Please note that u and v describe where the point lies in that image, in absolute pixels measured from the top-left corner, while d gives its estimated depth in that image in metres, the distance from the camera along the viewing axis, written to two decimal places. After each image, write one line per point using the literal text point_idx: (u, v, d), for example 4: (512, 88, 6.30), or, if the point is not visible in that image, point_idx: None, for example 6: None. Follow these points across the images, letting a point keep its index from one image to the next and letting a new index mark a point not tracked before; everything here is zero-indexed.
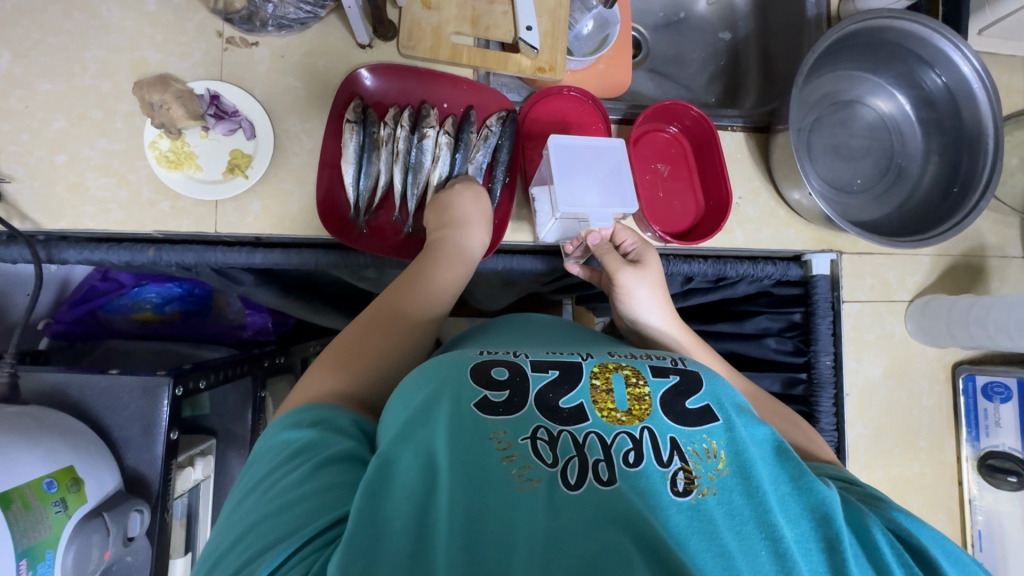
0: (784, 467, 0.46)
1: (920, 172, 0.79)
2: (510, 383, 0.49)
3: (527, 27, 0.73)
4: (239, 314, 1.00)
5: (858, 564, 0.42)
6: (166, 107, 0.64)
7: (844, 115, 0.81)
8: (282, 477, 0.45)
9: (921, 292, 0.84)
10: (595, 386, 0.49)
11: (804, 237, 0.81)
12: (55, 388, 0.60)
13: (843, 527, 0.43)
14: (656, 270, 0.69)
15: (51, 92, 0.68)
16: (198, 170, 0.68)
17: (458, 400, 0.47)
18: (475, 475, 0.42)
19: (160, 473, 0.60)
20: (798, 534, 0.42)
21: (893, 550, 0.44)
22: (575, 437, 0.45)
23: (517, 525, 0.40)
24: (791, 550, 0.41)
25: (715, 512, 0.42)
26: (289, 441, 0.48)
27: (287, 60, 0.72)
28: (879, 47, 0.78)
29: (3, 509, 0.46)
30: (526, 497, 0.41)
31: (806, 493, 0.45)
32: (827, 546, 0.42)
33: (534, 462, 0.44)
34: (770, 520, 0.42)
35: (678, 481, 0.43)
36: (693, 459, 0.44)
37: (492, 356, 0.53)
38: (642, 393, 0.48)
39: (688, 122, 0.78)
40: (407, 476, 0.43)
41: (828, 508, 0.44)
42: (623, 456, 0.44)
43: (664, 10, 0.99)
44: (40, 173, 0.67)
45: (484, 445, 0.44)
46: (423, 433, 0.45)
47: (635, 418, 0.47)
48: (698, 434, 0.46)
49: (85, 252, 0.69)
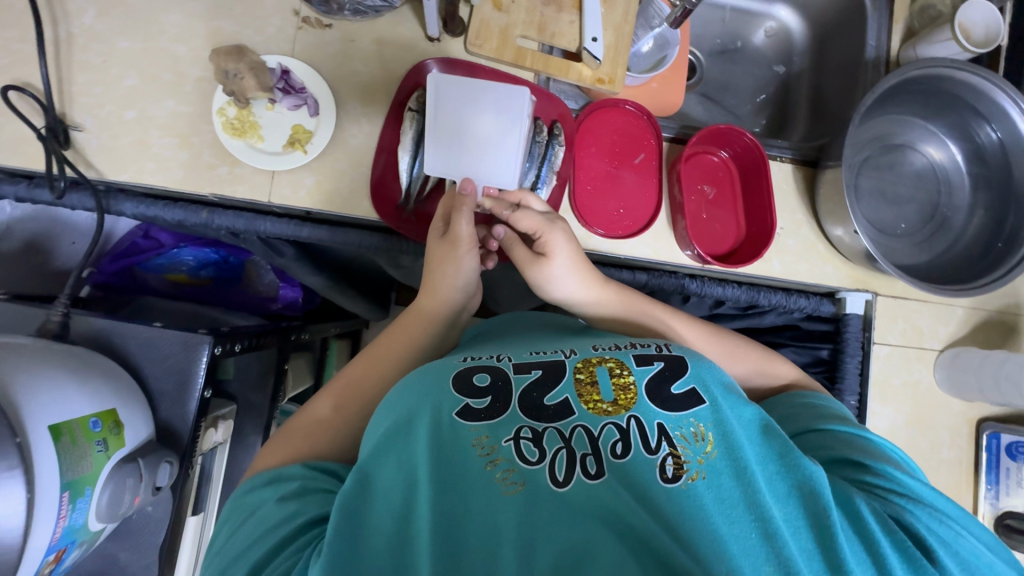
0: (770, 446, 0.50)
1: (965, 224, 0.80)
2: (491, 388, 0.51)
3: (593, 38, 0.75)
4: (269, 286, 1.02)
5: (847, 542, 0.45)
6: (239, 76, 0.66)
7: (893, 158, 0.81)
8: (259, 509, 0.51)
9: (952, 342, 0.84)
10: (580, 380, 0.52)
11: (841, 274, 0.81)
12: (100, 333, 0.61)
13: (830, 501, 0.46)
14: (561, 246, 0.67)
15: (129, 50, 0.70)
16: (260, 140, 0.70)
17: (439, 411, 0.49)
18: (456, 479, 0.46)
19: (190, 429, 0.61)
20: (785, 512, 0.46)
21: (879, 522, 0.47)
22: (561, 431, 0.48)
23: (500, 527, 0.43)
24: (780, 530, 0.44)
25: (705, 496, 0.45)
26: (267, 484, 0.53)
27: (356, 44, 0.74)
28: (933, 95, 0.79)
29: (54, 440, 0.45)
30: (509, 500, 0.44)
31: (792, 470, 0.48)
32: (813, 523, 0.45)
33: (517, 464, 0.46)
34: (758, 500, 0.45)
35: (667, 466, 0.46)
36: (681, 444, 0.47)
37: (475, 360, 0.55)
38: (627, 383, 0.51)
39: (740, 148, 0.79)
40: (392, 487, 0.47)
41: (815, 483, 0.47)
42: (611, 447, 0.47)
43: (721, 37, 1.01)
44: (108, 126, 0.69)
45: (467, 452, 0.47)
46: (402, 446, 0.48)
47: (621, 408, 0.49)
48: (685, 419, 0.49)
49: (142, 206, 0.71)
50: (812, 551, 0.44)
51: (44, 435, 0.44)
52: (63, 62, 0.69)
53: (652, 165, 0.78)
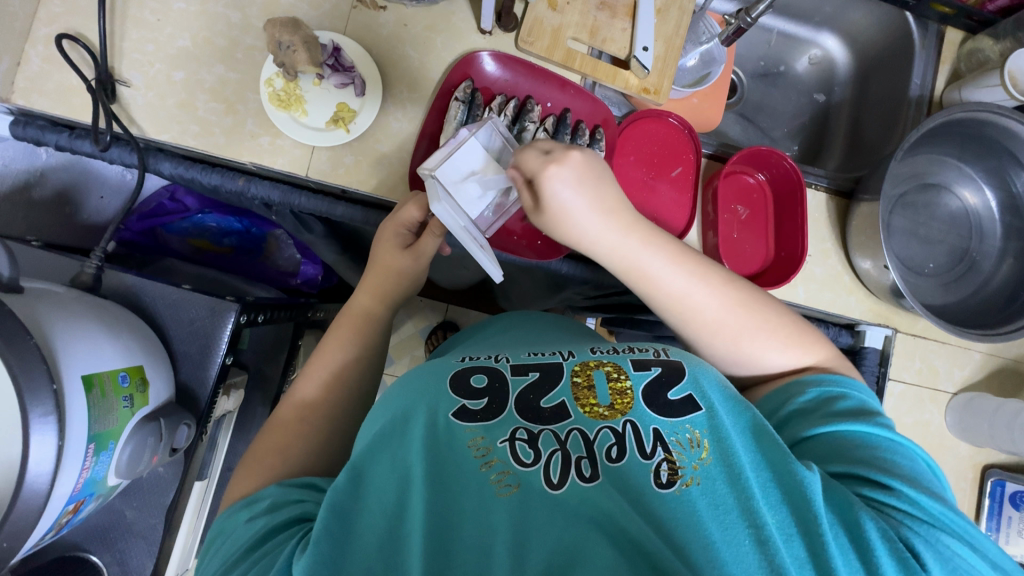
0: (766, 450, 0.47)
1: (993, 270, 0.80)
2: (488, 390, 0.52)
3: (644, 47, 0.74)
4: (289, 261, 1.03)
5: (840, 554, 0.42)
6: (292, 49, 0.66)
7: (927, 197, 0.82)
8: (231, 533, 0.49)
9: (966, 387, 0.84)
10: (578, 384, 0.51)
11: (863, 307, 0.81)
12: (130, 290, 0.61)
13: (821, 508, 0.43)
14: (579, 198, 0.56)
15: (184, 11, 0.70)
16: (304, 115, 0.70)
17: (435, 411, 0.51)
18: (449, 478, 0.47)
19: (209, 393, 0.62)
20: (779, 520, 0.43)
21: (881, 533, 0.42)
22: (557, 434, 0.48)
23: (493, 526, 0.44)
24: (773, 537, 0.42)
25: (699, 502, 0.43)
26: (245, 506, 0.52)
27: (408, 29, 0.74)
28: (974, 139, 0.79)
29: (85, 392, 0.45)
30: (502, 502, 0.45)
31: (786, 476, 0.45)
32: (808, 532, 0.42)
33: (512, 466, 0.47)
34: (753, 508, 0.43)
35: (661, 472, 0.45)
36: (676, 449, 0.46)
37: (474, 362, 0.57)
38: (623, 388, 0.50)
39: (777, 171, 0.80)
40: (385, 484, 0.47)
41: (808, 491, 0.44)
42: (605, 451, 0.47)
43: (765, 59, 1.01)
44: (156, 85, 0.69)
45: (463, 452, 0.48)
46: (398, 445, 0.49)
47: (617, 412, 0.49)
48: (681, 425, 0.48)
49: (180, 167, 0.71)
50: (804, 560, 0.41)
51: (77, 385, 0.45)
52: (118, 17, 0.69)
53: (689, 180, 0.78)
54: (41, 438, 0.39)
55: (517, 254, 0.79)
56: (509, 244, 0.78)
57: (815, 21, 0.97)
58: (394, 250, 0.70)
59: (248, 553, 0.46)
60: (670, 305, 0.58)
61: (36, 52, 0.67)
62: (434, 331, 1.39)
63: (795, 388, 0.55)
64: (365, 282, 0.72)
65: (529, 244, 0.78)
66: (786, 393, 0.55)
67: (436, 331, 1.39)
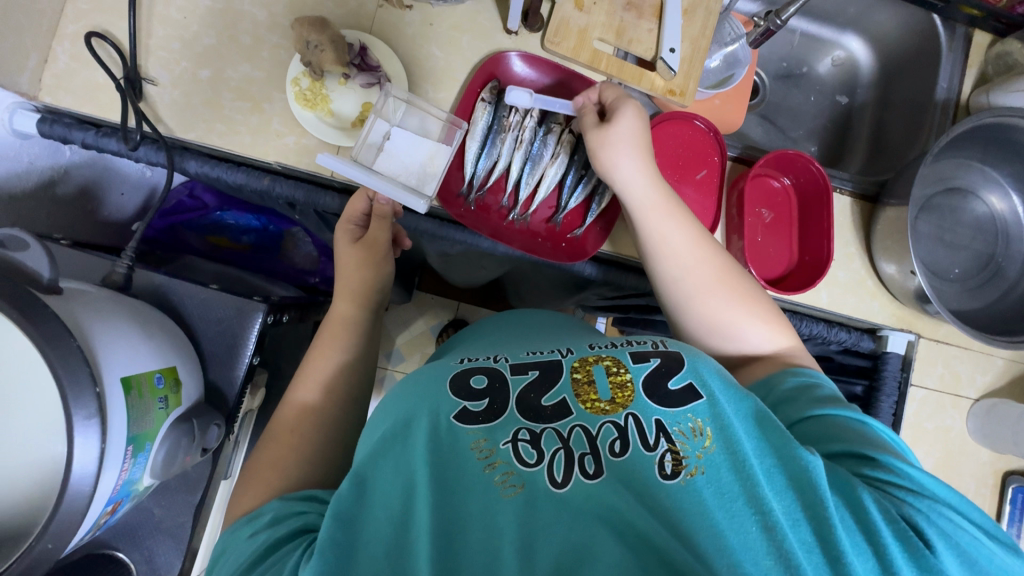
0: (768, 438, 0.47)
1: (1019, 276, 0.79)
2: (489, 391, 0.52)
3: (671, 49, 0.74)
4: (306, 258, 1.03)
5: (848, 536, 0.42)
6: (319, 48, 0.65)
7: (954, 201, 0.81)
8: (232, 550, 0.49)
9: (988, 393, 0.83)
10: (578, 380, 0.52)
11: (887, 312, 0.80)
12: (159, 289, 0.61)
13: (827, 491, 0.44)
14: (628, 129, 0.66)
15: (210, 9, 0.70)
16: (328, 115, 0.70)
17: (436, 414, 0.51)
18: (455, 477, 0.47)
19: (236, 392, 0.62)
20: (786, 506, 0.43)
21: (883, 513, 0.43)
22: (559, 432, 0.48)
23: (500, 527, 0.43)
24: (781, 524, 0.42)
25: (705, 491, 0.44)
26: (246, 523, 0.52)
27: (434, 28, 0.73)
28: (1003, 143, 0.78)
29: (125, 394, 0.46)
30: (508, 503, 0.45)
31: (790, 463, 0.46)
32: (814, 518, 0.43)
33: (515, 467, 0.47)
34: (760, 495, 0.43)
35: (666, 464, 0.45)
36: (680, 439, 0.46)
37: (472, 364, 0.57)
38: (624, 380, 0.51)
39: (804, 176, 0.79)
40: (389, 490, 0.47)
41: (813, 477, 0.44)
42: (609, 446, 0.47)
43: (788, 60, 1.01)
44: (182, 83, 0.69)
45: (465, 453, 0.48)
46: (400, 450, 0.49)
47: (618, 406, 0.49)
48: (683, 414, 0.48)
49: (207, 166, 0.71)
50: (812, 544, 0.41)
51: (119, 388, 0.45)
52: (144, 14, 0.69)
53: (713, 183, 0.78)
54: (84, 440, 0.39)
55: (540, 254, 0.77)
56: (533, 245, 0.78)
57: (839, 21, 0.96)
58: (347, 249, 0.75)
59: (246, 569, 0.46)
60: (640, 213, 0.67)
61: (63, 50, 0.67)
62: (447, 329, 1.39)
63: (780, 380, 0.58)
64: (338, 285, 0.74)
65: (553, 246, 0.78)
66: (772, 383, 0.59)
67: (448, 329, 1.39)
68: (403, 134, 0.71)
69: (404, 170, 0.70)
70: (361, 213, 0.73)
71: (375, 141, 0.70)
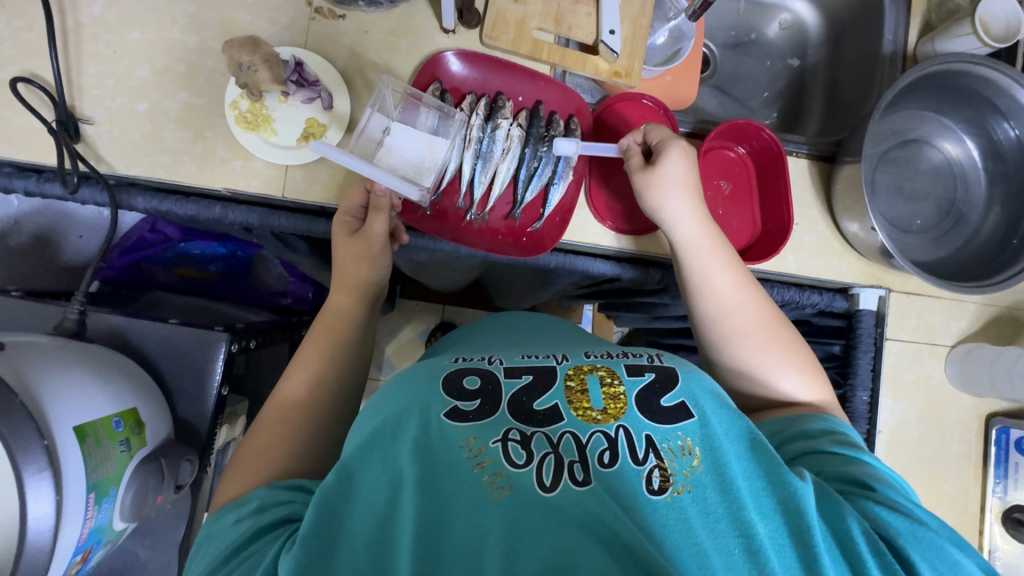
0: (758, 460, 0.48)
1: (981, 220, 0.80)
2: (481, 392, 0.52)
3: (610, 30, 0.73)
4: (279, 280, 1.02)
5: (830, 557, 0.43)
6: (253, 69, 0.64)
7: (910, 153, 0.81)
8: (217, 535, 0.49)
9: (963, 338, 0.84)
10: (571, 387, 0.52)
11: (855, 270, 0.81)
12: (117, 330, 0.61)
13: (813, 519, 0.45)
14: (674, 170, 0.68)
15: (140, 40, 0.68)
16: (273, 134, 0.69)
17: (427, 413, 0.50)
18: (444, 480, 0.46)
19: (208, 425, 0.61)
20: (771, 530, 0.44)
21: (867, 541, 0.45)
22: (549, 436, 0.48)
23: (486, 528, 0.43)
24: (764, 547, 0.43)
25: (690, 510, 0.44)
26: (232, 509, 0.52)
27: (370, 36, 0.72)
28: (952, 90, 0.78)
29: (79, 442, 0.45)
30: (495, 504, 0.44)
31: (779, 486, 0.46)
32: (798, 541, 0.44)
33: (504, 468, 0.46)
34: (743, 517, 0.44)
35: (653, 479, 0.45)
36: (668, 457, 0.46)
37: (466, 364, 0.57)
38: (617, 392, 0.51)
39: (757, 143, 0.79)
40: (375, 486, 0.46)
41: (801, 502, 0.45)
42: (598, 456, 0.47)
43: (736, 29, 1.01)
44: (119, 119, 0.68)
45: (455, 452, 0.47)
46: (388, 447, 0.48)
47: (610, 417, 0.49)
48: (673, 432, 0.48)
49: (154, 202, 0.69)
50: (795, 568, 0.42)
51: (71, 437, 0.45)
52: (73, 53, 0.67)
53: None
54: (37, 496, 0.39)
55: (502, 251, 0.77)
56: (494, 242, 0.78)
57: None
58: (344, 241, 0.69)
59: (231, 556, 0.46)
60: (685, 250, 0.68)
61: None
62: (432, 333, 1.39)
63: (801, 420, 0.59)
64: (338, 279, 0.71)
65: (514, 242, 0.78)
66: (796, 421, 0.59)
67: (435, 333, 1.38)
68: (402, 128, 0.70)
69: (404, 162, 0.69)
70: (360, 207, 0.69)
71: (374, 135, 0.70)
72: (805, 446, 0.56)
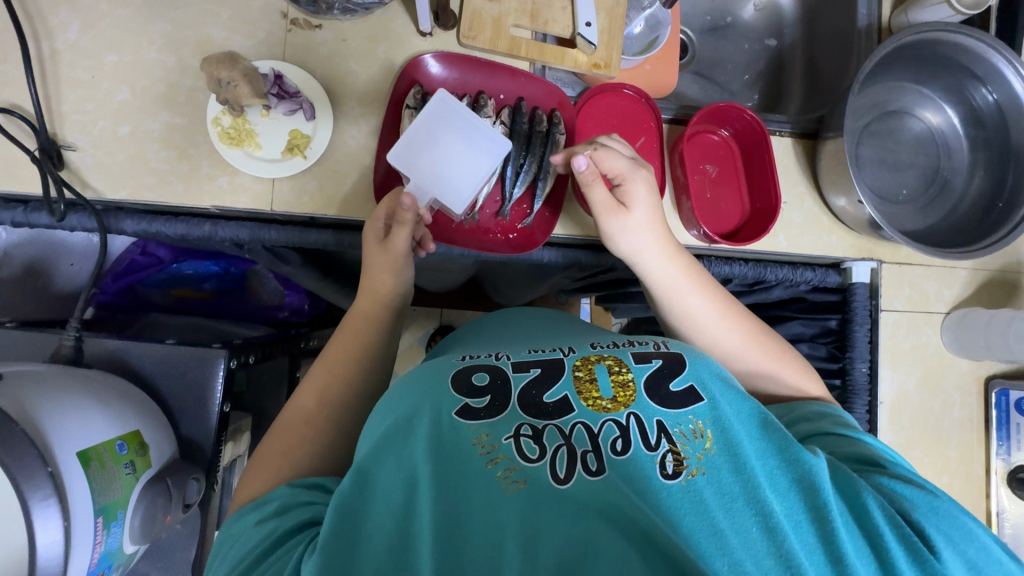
0: (771, 440, 0.48)
1: (966, 185, 0.81)
2: (490, 388, 0.52)
3: (586, 23, 0.74)
4: (274, 294, 1.03)
5: (847, 531, 0.44)
6: (233, 84, 0.63)
7: (892, 125, 0.82)
8: (240, 536, 0.50)
9: (957, 305, 0.85)
10: (579, 377, 0.52)
11: (845, 244, 0.81)
12: (115, 353, 0.61)
13: (829, 496, 0.45)
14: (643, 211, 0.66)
15: (117, 63, 0.68)
16: (257, 148, 0.69)
17: (438, 411, 0.50)
18: (458, 480, 0.45)
19: (213, 442, 0.61)
20: (786, 507, 0.44)
21: (884, 514, 0.45)
22: (561, 428, 0.48)
23: (503, 523, 0.43)
24: (781, 524, 0.43)
25: (706, 491, 0.44)
26: (253, 509, 0.52)
27: (348, 44, 0.72)
28: (930, 60, 0.79)
29: (83, 467, 0.46)
30: (511, 497, 0.44)
31: (793, 464, 0.47)
32: (815, 516, 0.44)
33: (517, 462, 0.46)
34: (759, 496, 0.44)
35: (667, 463, 0.45)
36: (681, 440, 0.46)
37: (474, 360, 0.56)
38: (626, 379, 0.51)
39: (740, 125, 0.80)
40: (390, 488, 0.46)
41: (815, 478, 0.46)
42: (611, 445, 0.47)
43: (711, 14, 1.01)
44: (102, 143, 0.68)
45: (468, 450, 0.47)
46: (400, 448, 0.48)
47: (620, 405, 0.49)
48: (683, 416, 0.48)
49: (142, 223, 0.69)
50: (814, 545, 0.42)
51: (74, 463, 0.45)
52: (51, 81, 0.67)
53: (653, 148, 0.78)
54: (44, 524, 0.40)
55: (495, 250, 0.77)
56: (484, 241, 0.78)
57: None
58: (376, 248, 0.68)
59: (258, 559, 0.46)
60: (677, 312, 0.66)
61: None
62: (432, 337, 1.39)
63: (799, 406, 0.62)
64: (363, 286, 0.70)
65: (506, 240, 0.78)
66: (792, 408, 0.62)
67: (434, 337, 1.39)
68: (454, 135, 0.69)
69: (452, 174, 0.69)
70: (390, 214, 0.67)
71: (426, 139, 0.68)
72: (813, 426, 0.58)
